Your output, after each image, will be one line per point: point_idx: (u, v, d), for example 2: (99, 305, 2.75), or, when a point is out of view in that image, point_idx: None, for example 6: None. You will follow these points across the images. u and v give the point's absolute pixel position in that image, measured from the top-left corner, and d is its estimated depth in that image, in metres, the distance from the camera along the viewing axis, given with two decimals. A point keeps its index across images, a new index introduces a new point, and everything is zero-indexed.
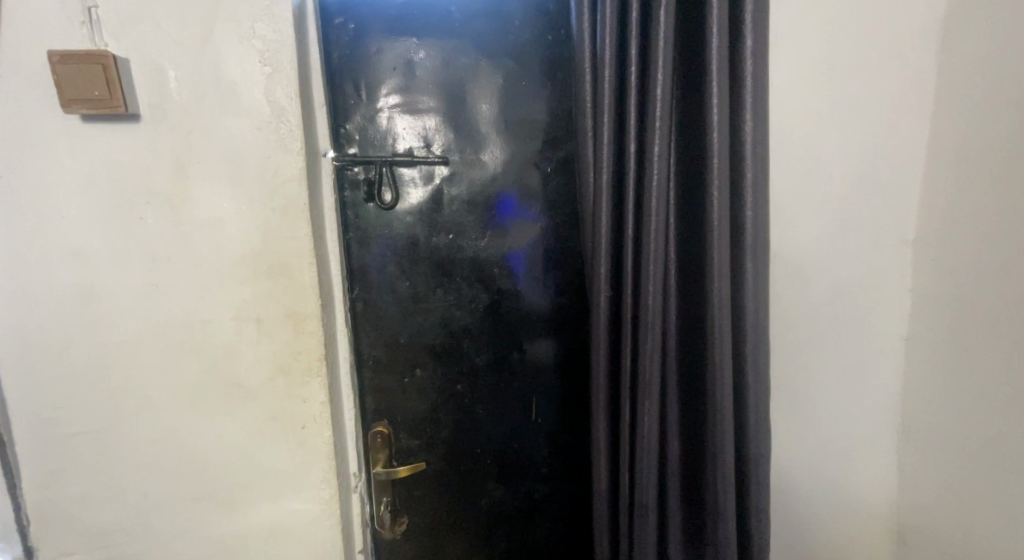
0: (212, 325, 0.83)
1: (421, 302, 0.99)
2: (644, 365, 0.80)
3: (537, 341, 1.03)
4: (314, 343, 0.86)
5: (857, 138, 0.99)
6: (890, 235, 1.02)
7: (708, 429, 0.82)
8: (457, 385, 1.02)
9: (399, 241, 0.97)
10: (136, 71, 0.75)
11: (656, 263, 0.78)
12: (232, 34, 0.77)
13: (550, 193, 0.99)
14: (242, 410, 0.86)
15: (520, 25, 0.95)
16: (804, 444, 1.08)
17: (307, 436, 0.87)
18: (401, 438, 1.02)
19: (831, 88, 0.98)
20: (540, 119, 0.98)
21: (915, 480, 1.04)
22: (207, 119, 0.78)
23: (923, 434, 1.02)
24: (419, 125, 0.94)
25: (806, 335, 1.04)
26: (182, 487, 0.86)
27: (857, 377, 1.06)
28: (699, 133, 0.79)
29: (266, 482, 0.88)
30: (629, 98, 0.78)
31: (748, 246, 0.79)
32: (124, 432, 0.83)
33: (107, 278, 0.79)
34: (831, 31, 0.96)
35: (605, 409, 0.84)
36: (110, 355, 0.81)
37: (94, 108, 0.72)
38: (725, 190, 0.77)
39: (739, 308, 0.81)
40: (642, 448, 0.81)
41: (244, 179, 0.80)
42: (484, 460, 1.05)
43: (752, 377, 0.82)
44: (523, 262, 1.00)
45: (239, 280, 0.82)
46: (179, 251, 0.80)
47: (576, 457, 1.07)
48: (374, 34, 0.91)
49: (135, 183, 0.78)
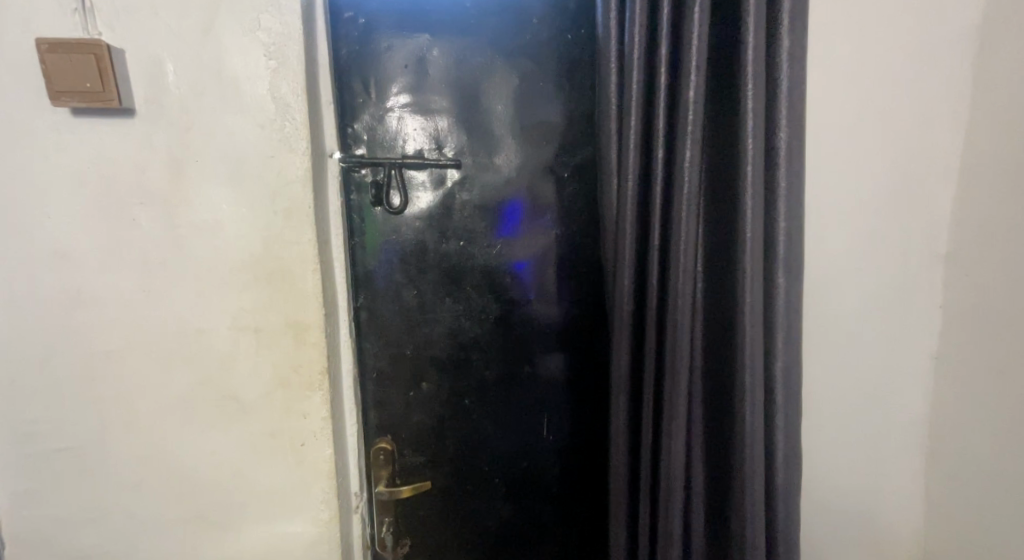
0: (207, 334, 0.78)
1: (428, 312, 0.94)
2: (670, 386, 0.75)
3: (548, 355, 0.98)
4: (315, 355, 0.80)
5: (889, 147, 0.95)
6: (921, 247, 0.97)
7: (736, 454, 0.77)
8: (465, 399, 0.97)
9: (407, 247, 0.92)
10: (132, 63, 0.70)
11: (685, 278, 0.73)
12: (236, 26, 0.72)
13: (565, 199, 0.95)
14: (239, 426, 0.80)
15: (539, 23, 0.90)
16: (825, 468, 1.03)
17: (307, 453, 0.82)
18: (404, 455, 0.97)
19: (861, 95, 0.93)
20: (557, 121, 0.93)
21: (945, 507, 0.99)
22: (207, 115, 0.73)
23: (953, 457, 0.97)
24: (430, 125, 0.90)
25: (832, 353, 1.00)
26: (171, 507, 0.81)
27: (884, 398, 1.01)
28: (731, 139, 0.74)
29: (262, 503, 0.82)
30: (659, 100, 0.73)
31: (780, 260, 0.75)
32: (109, 448, 0.78)
33: (95, 283, 0.74)
34: (862, 35, 0.92)
35: (625, 430, 0.80)
36: (98, 365, 0.76)
37: (83, 101, 0.67)
38: (758, 200, 0.72)
39: (770, 324, 0.76)
40: (666, 474, 0.76)
41: (246, 180, 0.75)
42: (492, 479, 1.00)
43: (782, 399, 0.77)
44: (534, 272, 0.96)
45: (237, 287, 0.77)
46: (174, 255, 0.75)
47: (588, 477, 1.02)
48: (385, 30, 0.86)
49: (128, 182, 0.73)
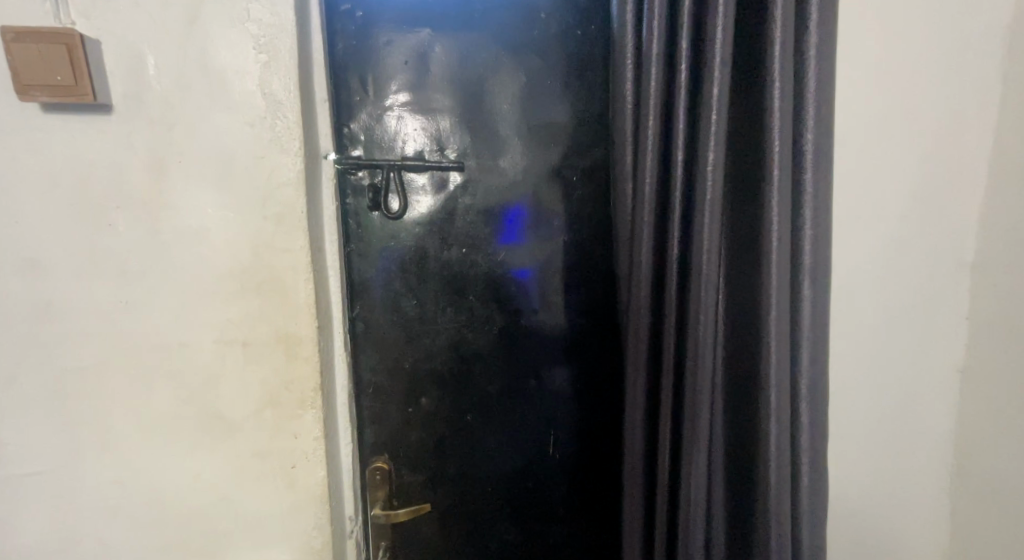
0: (191, 349, 0.72)
1: (429, 323, 0.88)
2: (691, 405, 0.70)
3: (555, 368, 0.93)
4: (307, 371, 0.75)
5: (915, 151, 0.90)
6: (946, 255, 0.92)
7: (760, 478, 0.71)
8: (467, 415, 0.92)
9: (405, 254, 0.86)
10: (109, 55, 0.65)
11: (708, 290, 0.68)
12: (223, 17, 0.66)
13: (573, 205, 0.90)
14: (224, 447, 0.75)
15: (547, 18, 0.85)
16: (845, 486, 0.98)
17: (297, 476, 0.76)
18: (402, 474, 0.91)
19: (887, 94, 0.88)
20: (566, 122, 0.88)
21: (970, 529, 0.94)
22: (192, 112, 0.68)
23: (981, 477, 0.92)
24: (431, 125, 0.84)
25: (854, 367, 0.95)
26: (151, 533, 0.75)
27: (906, 413, 0.96)
28: (755, 140, 0.69)
29: (250, 530, 0.77)
30: (678, 99, 0.68)
31: (806, 270, 0.69)
32: (83, 472, 0.72)
33: (68, 293, 0.69)
34: (889, 30, 0.87)
35: (642, 453, 0.75)
36: (71, 383, 0.70)
37: (55, 96, 0.61)
38: (785, 206, 0.67)
39: (795, 340, 0.71)
40: (686, 501, 0.71)
41: (233, 183, 0.70)
42: (495, 499, 0.95)
43: (807, 419, 0.72)
44: (538, 281, 0.90)
45: (224, 298, 0.72)
46: (155, 263, 0.70)
47: (596, 497, 0.97)
48: (384, 24, 0.81)
49: (104, 185, 0.67)
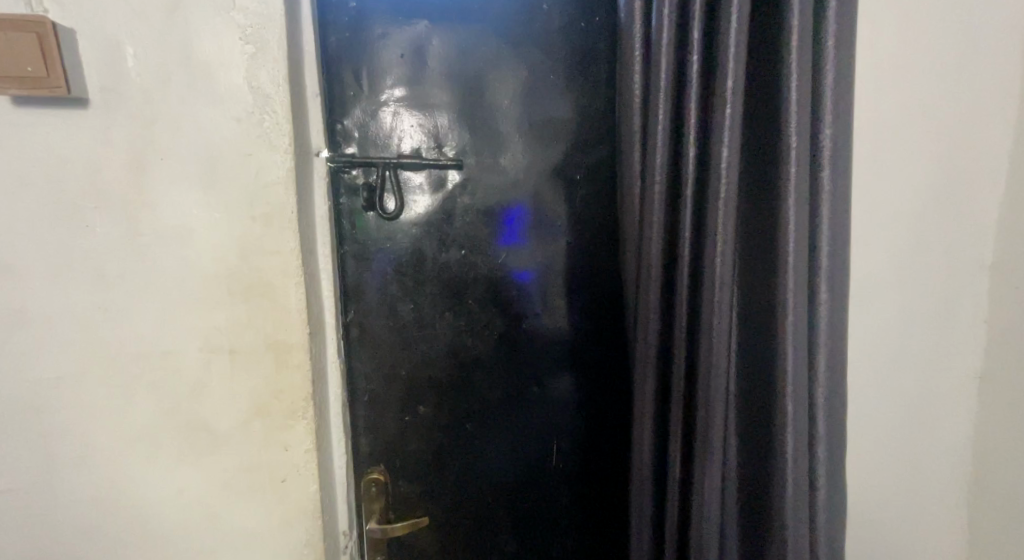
0: (176, 357, 0.68)
1: (427, 328, 0.85)
2: (703, 416, 0.66)
3: (558, 374, 0.89)
4: (298, 380, 0.71)
5: (933, 148, 0.86)
6: (965, 257, 0.88)
7: (776, 493, 0.68)
8: (466, 424, 0.88)
9: (402, 256, 0.83)
10: (84, 45, 0.61)
11: (722, 295, 0.64)
12: (207, 5, 0.63)
13: (577, 204, 0.86)
14: (211, 459, 0.71)
15: (549, 10, 0.81)
16: (854, 493, 0.96)
17: (288, 490, 0.73)
18: (399, 485, 0.87)
19: (901, 89, 0.85)
20: (569, 118, 0.84)
21: (991, 542, 0.90)
22: (175, 106, 0.64)
23: (1001, 488, 0.88)
24: (429, 121, 0.81)
25: (863, 372, 0.92)
26: (135, 550, 0.71)
27: (920, 420, 0.93)
28: (771, 136, 0.65)
29: (239, 547, 0.73)
30: (690, 92, 0.64)
31: (824, 273, 0.66)
32: (61, 487, 0.68)
33: (42, 298, 0.65)
34: (905, 23, 0.83)
35: (651, 465, 0.72)
36: (47, 393, 0.66)
37: (25, 89, 0.57)
38: (803, 206, 0.63)
39: (812, 346, 0.67)
40: (698, 516, 0.68)
41: (219, 182, 0.66)
42: (495, 510, 0.91)
43: (825, 429, 0.68)
44: (541, 283, 0.87)
45: (210, 304, 0.68)
46: (136, 266, 0.66)
47: (601, 508, 0.93)
48: (379, 15, 0.77)
49: (81, 183, 0.63)
